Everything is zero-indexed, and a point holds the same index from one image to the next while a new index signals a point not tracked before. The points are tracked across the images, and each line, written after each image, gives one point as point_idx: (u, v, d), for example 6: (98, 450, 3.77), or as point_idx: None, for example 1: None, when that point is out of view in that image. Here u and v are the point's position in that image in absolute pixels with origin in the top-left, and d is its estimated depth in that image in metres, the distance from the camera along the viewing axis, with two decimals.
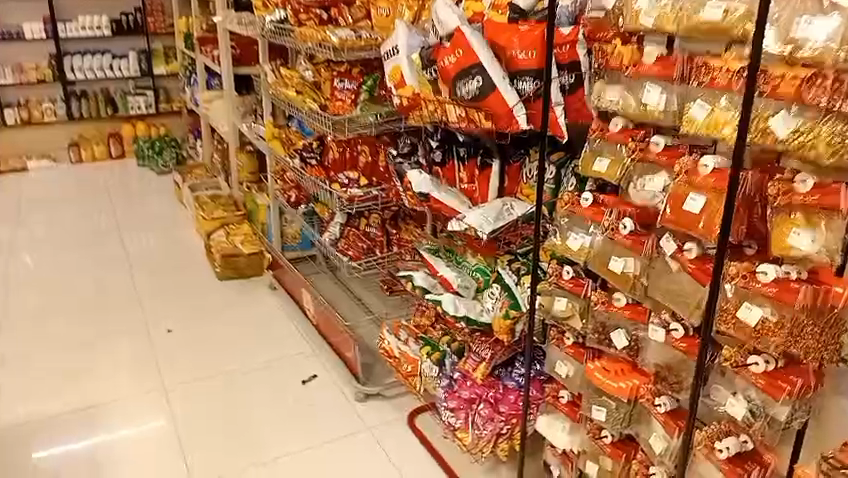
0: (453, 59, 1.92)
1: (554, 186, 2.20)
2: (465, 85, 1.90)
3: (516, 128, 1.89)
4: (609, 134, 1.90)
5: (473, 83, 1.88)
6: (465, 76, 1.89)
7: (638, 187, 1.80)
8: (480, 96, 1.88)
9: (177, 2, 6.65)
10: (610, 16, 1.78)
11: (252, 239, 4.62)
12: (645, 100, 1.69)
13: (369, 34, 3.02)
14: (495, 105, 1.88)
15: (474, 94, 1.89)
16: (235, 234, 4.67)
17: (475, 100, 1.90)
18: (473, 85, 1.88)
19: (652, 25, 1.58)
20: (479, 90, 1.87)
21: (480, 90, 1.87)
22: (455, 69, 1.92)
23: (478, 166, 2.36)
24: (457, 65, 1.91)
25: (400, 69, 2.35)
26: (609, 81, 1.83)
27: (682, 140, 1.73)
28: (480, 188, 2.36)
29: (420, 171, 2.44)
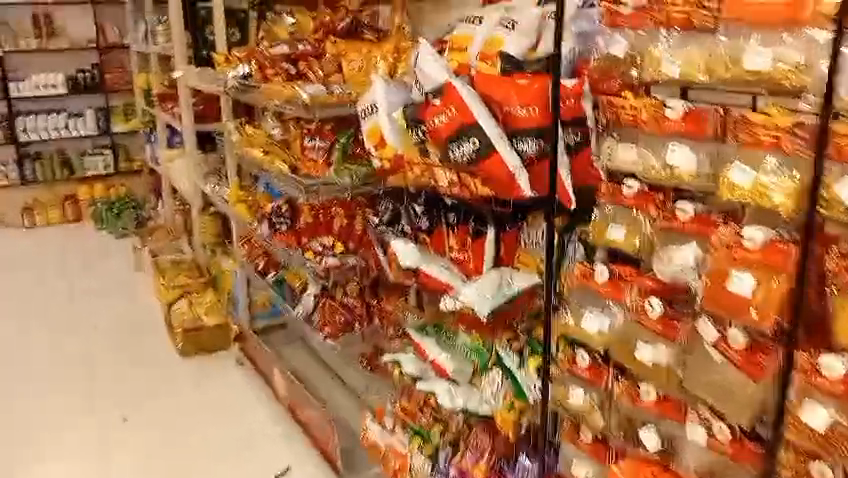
0: (444, 117, 1.68)
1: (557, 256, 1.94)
2: (459, 148, 1.65)
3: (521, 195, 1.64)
4: (624, 198, 1.66)
5: (468, 145, 1.63)
6: (459, 138, 1.64)
7: (661, 257, 1.55)
8: (478, 160, 1.63)
9: (138, 58, 6.41)
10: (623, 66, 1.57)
11: (219, 309, 4.34)
12: (670, 163, 1.44)
13: (341, 87, 2.77)
14: (495, 170, 1.62)
15: (470, 158, 1.64)
16: (201, 303, 4.35)
17: (472, 165, 1.65)
18: (469, 148, 1.63)
19: (677, 77, 1.37)
20: (476, 153, 1.62)
21: (477, 153, 1.62)
22: (447, 130, 1.67)
23: (469, 233, 2.12)
24: (448, 126, 1.66)
25: (381, 127, 2.10)
26: (623, 137, 1.60)
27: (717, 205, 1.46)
28: (472, 258, 2.09)
29: (405, 241, 2.16)
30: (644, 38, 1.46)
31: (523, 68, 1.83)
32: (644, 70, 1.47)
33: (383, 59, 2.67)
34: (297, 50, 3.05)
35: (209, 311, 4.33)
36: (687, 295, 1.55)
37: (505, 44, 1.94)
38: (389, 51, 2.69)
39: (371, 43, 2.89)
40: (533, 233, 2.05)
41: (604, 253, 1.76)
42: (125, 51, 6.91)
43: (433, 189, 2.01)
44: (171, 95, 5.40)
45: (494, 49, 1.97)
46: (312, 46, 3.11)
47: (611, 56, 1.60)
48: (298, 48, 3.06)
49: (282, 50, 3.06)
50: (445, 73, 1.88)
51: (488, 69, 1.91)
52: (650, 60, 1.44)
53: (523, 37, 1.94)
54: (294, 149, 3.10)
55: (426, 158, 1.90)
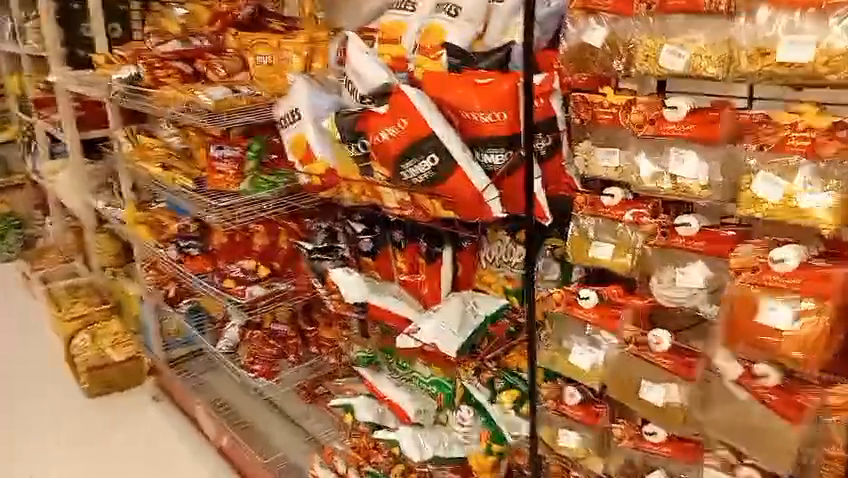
0: (392, 131, 1.36)
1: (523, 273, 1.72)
2: (413, 166, 1.35)
3: (490, 218, 1.36)
4: (606, 209, 1.44)
5: (424, 162, 1.34)
6: (412, 155, 1.34)
7: (660, 281, 1.34)
8: (437, 180, 1.34)
9: (6, 59, 5.67)
10: (599, 57, 1.30)
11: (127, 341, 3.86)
12: (674, 177, 1.24)
13: (248, 89, 2.38)
14: (457, 190, 1.34)
15: (427, 177, 1.35)
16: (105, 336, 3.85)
17: (430, 185, 1.36)
18: (426, 166, 1.34)
19: (684, 71, 1.17)
20: (434, 172, 1.34)
21: (436, 171, 1.34)
22: (397, 146, 1.36)
23: (419, 254, 1.85)
24: (397, 142, 1.36)
25: (306, 138, 1.77)
26: (602, 140, 1.36)
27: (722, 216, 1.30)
28: (427, 283, 1.81)
29: (349, 271, 1.86)
30: (631, 26, 1.24)
31: (476, 65, 1.54)
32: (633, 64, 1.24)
33: (296, 53, 2.31)
34: (193, 47, 2.65)
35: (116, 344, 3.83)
36: (685, 320, 1.39)
37: (448, 33, 1.64)
38: (302, 42, 2.33)
39: (280, 34, 2.51)
40: (494, 249, 1.76)
41: (584, 274, 1.56)
42: None
43: (376, 209, 1.71)
44: (48, 100, 4.77)
45: (435, 40, 1.66)
46: (209, 40, 2.70)
47: (584, 45, 1.32)
48: (194, 44, 2.66)
49: (173, 47, 2.64)
50: (379, 68, 1.57)
51: (429, 65, 1.61)
52: (645, 49, 1.22)
53: (466, 26, 1.65)
54: (200, 161, 2.70)
55: (364, 176, 1.56)
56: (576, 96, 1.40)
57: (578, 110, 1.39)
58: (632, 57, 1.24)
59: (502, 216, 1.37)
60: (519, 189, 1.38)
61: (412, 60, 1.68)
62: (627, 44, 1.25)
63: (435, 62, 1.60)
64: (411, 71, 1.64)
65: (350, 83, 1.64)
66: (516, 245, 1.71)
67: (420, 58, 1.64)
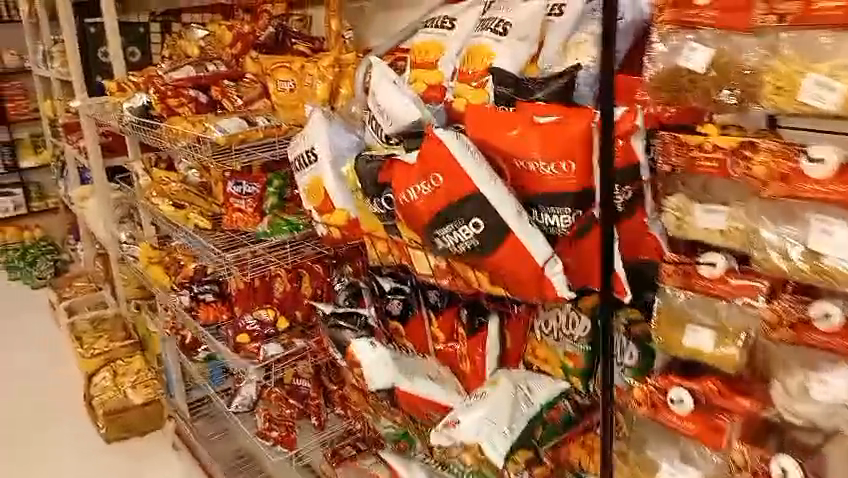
0: (425, 188, 1.04)
1: (588, 348, 1.37)
2: (451, 234, 1.03)
3: (554, 299, 1.04)
4: (706, 282, 1.11)
5: (465, 229, 1.01)
6: (450, 221, 1.02)
7: (783, 389, 1.03)
8: (483, 252, 1.01)
9: (41, 83, 5.56)
10: (700, 87, 0.99)
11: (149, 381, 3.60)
12: (793, 257, 0.92)
13: (265, 119, 2.10)
14: (510, 265, 1.01)
15: (468, 248, 1.02)
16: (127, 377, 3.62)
17: (473, 257, 1.04)
18: (468, 234, 1.01)
19: (836, 113, 0.85)
20: (480, 241, 1.01)
21: (482, 241, 1.01)
22: (430, 207, 1.03)
23: (457, 324, 1.54)
24: (430, 201, 1.03)
25: (324, 183, 1.46)
26: (696, 195, 1.09)
27: None
28: (469, 358, 1.51)
29: (374, 342, 1.55)
30: (745, 50, 0.94)
31: (532, 96, 1.22)
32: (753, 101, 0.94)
33: (321, 79, 2.01)
34: (209, 72, 2.38)
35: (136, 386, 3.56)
36: None
37: (497, 55, 1.32)
38: (328, 67, 2.02)
39: (304, 57, 2.22)
40: (551, 320, 1.43)
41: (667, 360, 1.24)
42: (28, 75, 6.04)
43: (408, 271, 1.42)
44: (76, 125, 4.61)
45: (481, 62, 1.34)
46: (226, 65, 2.43)
47: (681, 69, 1.00)
48: (208, 69, 2.40)
49: (188, 73, 2.39)
50: (412, 103, 1.26)
51: (473, 94, 1.31)
52: (779, 77, 0.90)
53: (521, 45, 1.34)
54: (218, 197, 2.39)
55: (393, 233, 1.24)
56: (666, 135, 1.08)
57: (668, 153, 1.07)
58: (752, 91, 0.94)
59: (570, 296, 1.05)
60: (592, 259, 1.05)
61: (450, 89, 1.38)
62: (746, 74, 0.94)
63: (478, 92, 1.30)
64: (449, 104, 1.35)
65: (373, 116, 1.34)
66: (580, 316, 1.37)
67: (461, 86, 1.34)
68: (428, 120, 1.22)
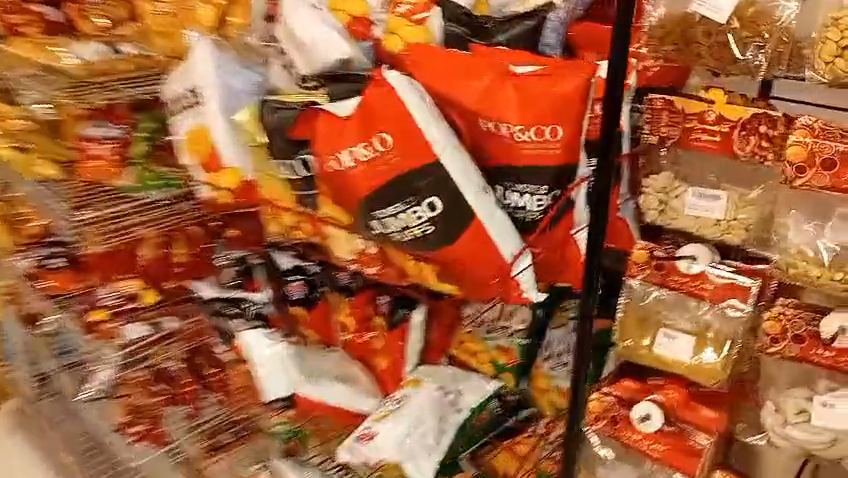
0: (365, 153, 0.77)
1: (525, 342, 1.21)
2: (396, 217, 0.77)
3: (517, 300, 0.81)
4: (679, 280, 0.96)
5: (416, 212, 0.76)
6: (398, 200, 0.76)
7: (775, 409, 0.86)
8: (439, 243, 0.76)
9: None
10: (728, 44, 0.78)
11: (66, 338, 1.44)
12: (824, 256, 0.78)
13: (136, 47, 1.27)
14: (470, 260, 0.78)
15: (419, 236, 0.77)
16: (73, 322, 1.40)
17: (420, 248, 0.78)
18: (420, 219, 0.76)
19: None
20: (434, 227, 0.76)
21: (439, 228, 0.76)
22: (372, 179, 0.77)
23: (370, 314, 1.28)
24: (368, 171, 0.77)
25: (211, 133, 1.12)
26: (682, 178, 0.90)
27: None
28: (385, 353, 1.26)
29: (271, 337, 1.25)
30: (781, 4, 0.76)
31: (493, 40, 0.97)
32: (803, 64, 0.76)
33: None
34: None
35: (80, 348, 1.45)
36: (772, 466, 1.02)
37: None
38: None
39: None
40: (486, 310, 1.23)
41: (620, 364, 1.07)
42: None
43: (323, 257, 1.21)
44: None
45: None
46: None
47: (706, 21, 0.78)
48: None
49: None
50: (340, 37, 0.98)
51: (410, 32, 1.03)
52: (844, 33, 0.73)
53: None
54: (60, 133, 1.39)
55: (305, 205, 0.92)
56: (657, 97, 0.88)
57: (658, 122, 0.88)
58: (799, 55, 0.76)
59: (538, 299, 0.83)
60: (569, 251, 0.84)
61: (381, 23, 1.08)
62: (788, 32, 0.76)
63: (416, 30, 1.03)
64: (377, 43, 1.07)
65: (283, 51, 1.04)
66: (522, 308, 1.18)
67: (392, 18, 1.06)
68: (362, 60, 0.95)
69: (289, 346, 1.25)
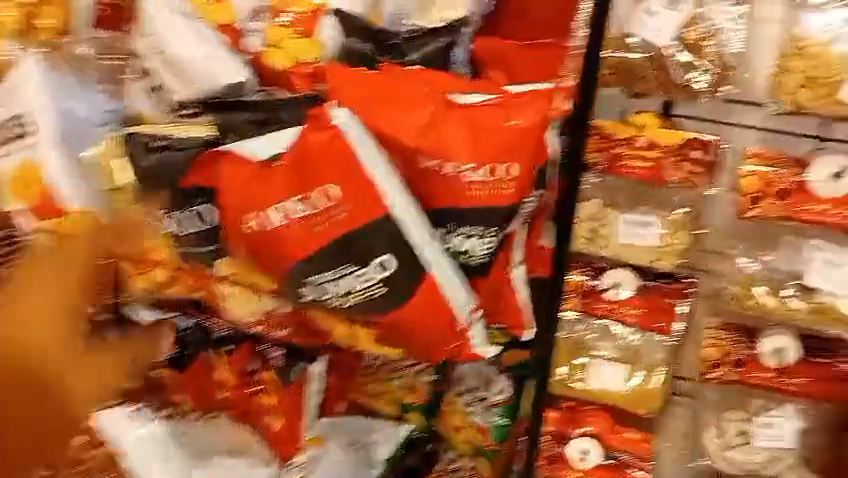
0: (297, 208, 0.70)
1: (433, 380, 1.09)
2: (338, 282, 0.70)
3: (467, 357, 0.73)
4: (607, 307, 0.90)
5: (363, 274, 0.69)
6: (343, 264, 0.68)
7: (716, 434, 0.89)
8: (392, 304, 0.69)
9: None
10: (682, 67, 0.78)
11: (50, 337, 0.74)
12: (788, 293, 0.83)
13: None
14: (423, 320, 0.70)
15: (364, 303, 0.70)
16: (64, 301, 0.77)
17: (366, 313, 0.70)
18: (368, 281, 0.69)
19: None
20: (384, 288, 0.69)
21: (390, 288, 0.69)
22: (314, 238, 0.69)
23: (248, 370, 1.09)
24: (308, 227, 0.69)
25: (44, 174, 0.84)
26: (612, 204, 0.87)
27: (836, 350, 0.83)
28: (278, 412, 1.05)
29: (146, 409, 1.00)
30: (724, 28, 0.78)
31: (407, 58, 0.86)
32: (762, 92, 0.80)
33: None
34: None
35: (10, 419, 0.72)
36: None
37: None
38: None
39: None
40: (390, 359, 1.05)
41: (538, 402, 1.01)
42: None
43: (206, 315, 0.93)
44: None
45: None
46: None
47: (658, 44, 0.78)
48: None
49: None
50: (221, 57, 0.84)
51: (300, 47, 0.88)
52: (807, 62, 0.76)
53: None
54: None
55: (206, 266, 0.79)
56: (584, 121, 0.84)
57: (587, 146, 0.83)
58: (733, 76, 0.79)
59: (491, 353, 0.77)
60: (503, 293, 0.80)
61: (258, 33, 0.90)
62: (731, 56, 0.78)
63: (309, 44, 0.88)
64: (258, 58, 0.89)
65: (148, 69, 0.88)
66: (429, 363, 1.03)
67: (274, 28, 0.89)
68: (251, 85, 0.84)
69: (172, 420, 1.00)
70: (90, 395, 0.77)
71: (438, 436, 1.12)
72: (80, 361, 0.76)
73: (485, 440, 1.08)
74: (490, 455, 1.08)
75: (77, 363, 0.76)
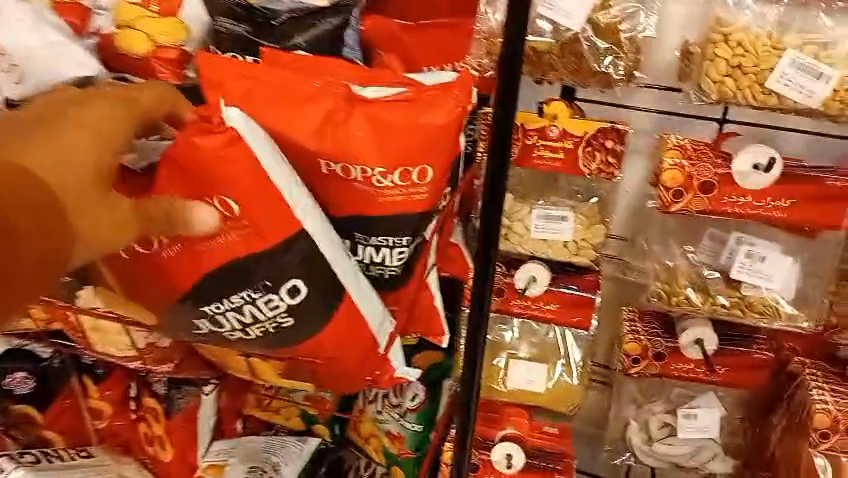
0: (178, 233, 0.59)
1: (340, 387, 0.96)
2: (238, 311, 0.61)
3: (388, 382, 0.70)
4: (522, 303, 0.86)
5: (269, 301, 0.61)
6: (244, 291, 0.60)
7: (639, 428, 0.87)
8: (301, 332, 0.63)
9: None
10: (589, 56, 0.72)
11: (52, 162, 0.50)
12: (714, 290, 0.78)
13: None
14: (340, 349, 0.64)
15: (273, 332, 0.62)
16: (73, 123, 0.53)
17: (274, 345, 0.64)
18: (275, 309, 0.61)
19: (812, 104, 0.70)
20: (293, 316, 0.62)
21: (300, 317, 0.62)
22: (209, 259, 0.59)
23: (128, 396, 0.95)
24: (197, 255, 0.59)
25: None
26: (525, 196, 0.83)
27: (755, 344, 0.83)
28: (167, 442, 0.91)
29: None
30: (635, 15, 0.73)
31: (290, 42, 0.74)
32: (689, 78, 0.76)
33: None
34: None
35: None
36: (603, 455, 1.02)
37: None
38: None
39: None
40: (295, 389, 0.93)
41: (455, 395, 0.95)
42: None
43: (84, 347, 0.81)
44: None
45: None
46: None
47: (569, 36, 0.72)
48: None
49: None
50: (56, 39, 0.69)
51: (155, 27, 0.74)
52: (734, 50, 0.71)
53: None
54: None
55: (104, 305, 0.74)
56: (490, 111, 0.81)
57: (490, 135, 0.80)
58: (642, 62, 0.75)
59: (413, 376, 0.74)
60: (420, 303, 0.76)
61: (107, 11, 0.77)
62: (643, 41, 0.74)
63: (166, 23, 0.74)
64: (107, 39, 0.74)
65: None
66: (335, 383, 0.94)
67: (126, 6, 0.75)
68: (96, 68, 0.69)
69: (33, 470, 0.86)
70: (117, 236, 0.54)
71: (347, 442, 0.98)
72: (107, 203, 0.53)
73: (399, 449, 0.92)
74: (405, 466, 0.92)
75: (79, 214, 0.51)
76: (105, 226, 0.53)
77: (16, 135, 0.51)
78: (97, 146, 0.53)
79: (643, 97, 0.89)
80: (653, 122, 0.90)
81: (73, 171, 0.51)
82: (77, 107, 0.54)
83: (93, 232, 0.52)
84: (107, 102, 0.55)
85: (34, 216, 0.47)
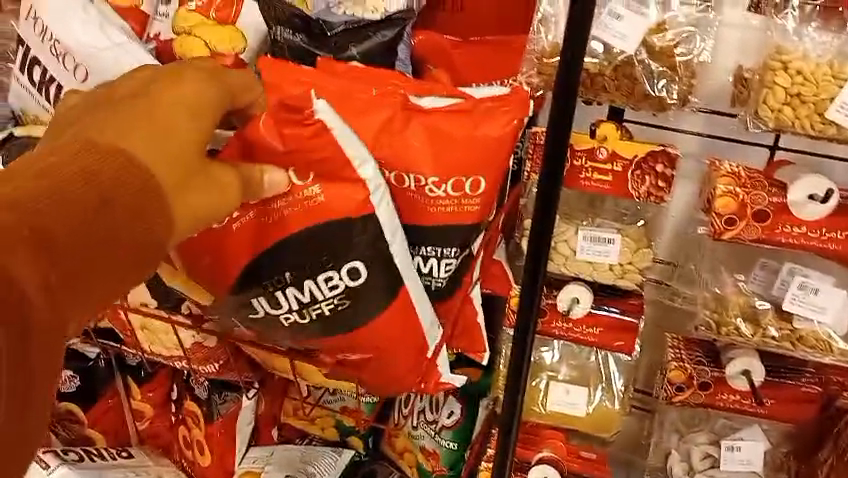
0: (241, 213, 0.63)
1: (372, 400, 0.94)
2: (298, 288, 0.64)
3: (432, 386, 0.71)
4: (564, 326, 0.86)
5: (329, 279, 0.64)
6: (311, 271, 0.64)
7: (681, 458, 0.86)
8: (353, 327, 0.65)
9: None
10: (642, 75, 0.72)
11: (142, 136, 0.48)
12: (763, 320, 0.77)
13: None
14: (391, 346, 0.66)
15: (326, 313, 0.65)
16: (163, 105, 0.51)
17: (323, 331, 0.66)
18: (335, 288, 0.64)
19: None
20: (349, 299, 0.65)
21: (357, 300, 0.64)
22: (279, 227, 0.63)
23: (170, 398, 0.97)
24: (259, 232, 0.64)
25: None
26: (569, 216, 0.83)
27: (803, 379, 0.81)
28: (205, 448, 0.92)
29: (42, 461, 0.87)
30: (694, 38, 0.72)
31: (345, 53, 0.75)
32: (746, 104, 0.75)
33: None
34: None
35: (83, 223, 0.43)
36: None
37: None
38: None
39: None
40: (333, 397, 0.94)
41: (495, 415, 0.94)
42: None
43: (131, 347, 0.83)
44: None
45: None
46: None
47: (623, 59, 0.72)
48: None
49: None
50: (112, 35, 0.73)
51: (215, 36, 0.77)
52: (794, 79, 0.70)
53: None
54: None
55: (153, 302, 0.76)
56: (540, 132, 0.79)
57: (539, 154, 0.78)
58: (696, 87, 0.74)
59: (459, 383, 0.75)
60: (464, 316, 0.75)
61: (166, 18, 0.80)
62: (697, 65, 0.73)
63: (225, 33, 0.77)
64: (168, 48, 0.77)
65: (34, 59, 0.76)
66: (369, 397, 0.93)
67: (184, 13, 0.78)
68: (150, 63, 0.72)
69: (76, 468, 0.87)
70: (204, 216, 0.51)
71: (380, 456, 0.99)
72: (195, 180, 0.50)
73: (434, 466, 0.92)
74: None
75: (169, 191, 0.48)
76: (194, 203, 0.50)
77: (107, 119, 0.49)
78: (184, 121, 0.51)
79: (692, 120, 0.89)
80: (700, 144, 0.90)
81: (167, 152, 0.49)
82: (163, 87, 0.53)
83: (182, 213, 0.49)
84: (194, 81, 0.54)
85: (121, 190, 0.45)
